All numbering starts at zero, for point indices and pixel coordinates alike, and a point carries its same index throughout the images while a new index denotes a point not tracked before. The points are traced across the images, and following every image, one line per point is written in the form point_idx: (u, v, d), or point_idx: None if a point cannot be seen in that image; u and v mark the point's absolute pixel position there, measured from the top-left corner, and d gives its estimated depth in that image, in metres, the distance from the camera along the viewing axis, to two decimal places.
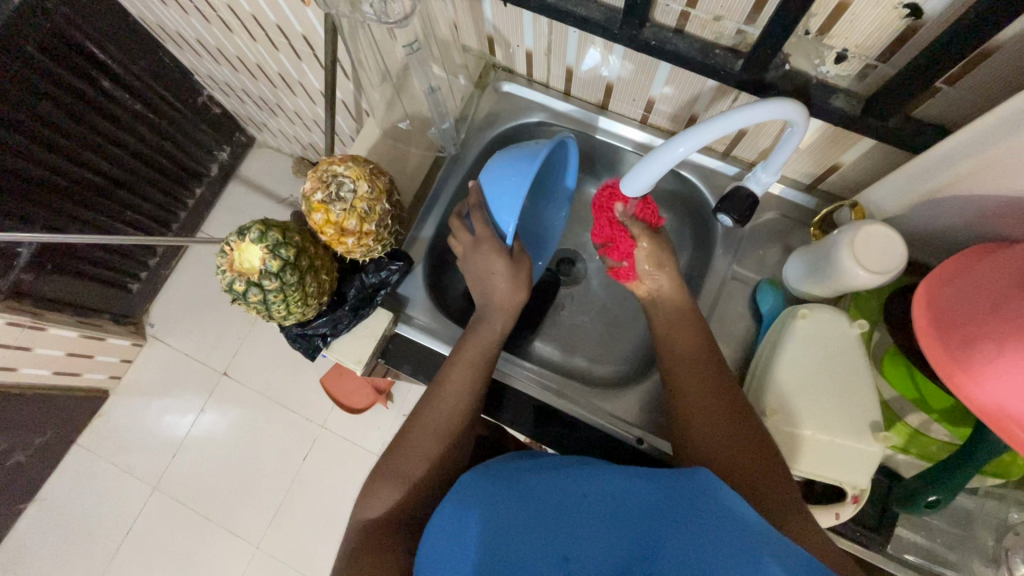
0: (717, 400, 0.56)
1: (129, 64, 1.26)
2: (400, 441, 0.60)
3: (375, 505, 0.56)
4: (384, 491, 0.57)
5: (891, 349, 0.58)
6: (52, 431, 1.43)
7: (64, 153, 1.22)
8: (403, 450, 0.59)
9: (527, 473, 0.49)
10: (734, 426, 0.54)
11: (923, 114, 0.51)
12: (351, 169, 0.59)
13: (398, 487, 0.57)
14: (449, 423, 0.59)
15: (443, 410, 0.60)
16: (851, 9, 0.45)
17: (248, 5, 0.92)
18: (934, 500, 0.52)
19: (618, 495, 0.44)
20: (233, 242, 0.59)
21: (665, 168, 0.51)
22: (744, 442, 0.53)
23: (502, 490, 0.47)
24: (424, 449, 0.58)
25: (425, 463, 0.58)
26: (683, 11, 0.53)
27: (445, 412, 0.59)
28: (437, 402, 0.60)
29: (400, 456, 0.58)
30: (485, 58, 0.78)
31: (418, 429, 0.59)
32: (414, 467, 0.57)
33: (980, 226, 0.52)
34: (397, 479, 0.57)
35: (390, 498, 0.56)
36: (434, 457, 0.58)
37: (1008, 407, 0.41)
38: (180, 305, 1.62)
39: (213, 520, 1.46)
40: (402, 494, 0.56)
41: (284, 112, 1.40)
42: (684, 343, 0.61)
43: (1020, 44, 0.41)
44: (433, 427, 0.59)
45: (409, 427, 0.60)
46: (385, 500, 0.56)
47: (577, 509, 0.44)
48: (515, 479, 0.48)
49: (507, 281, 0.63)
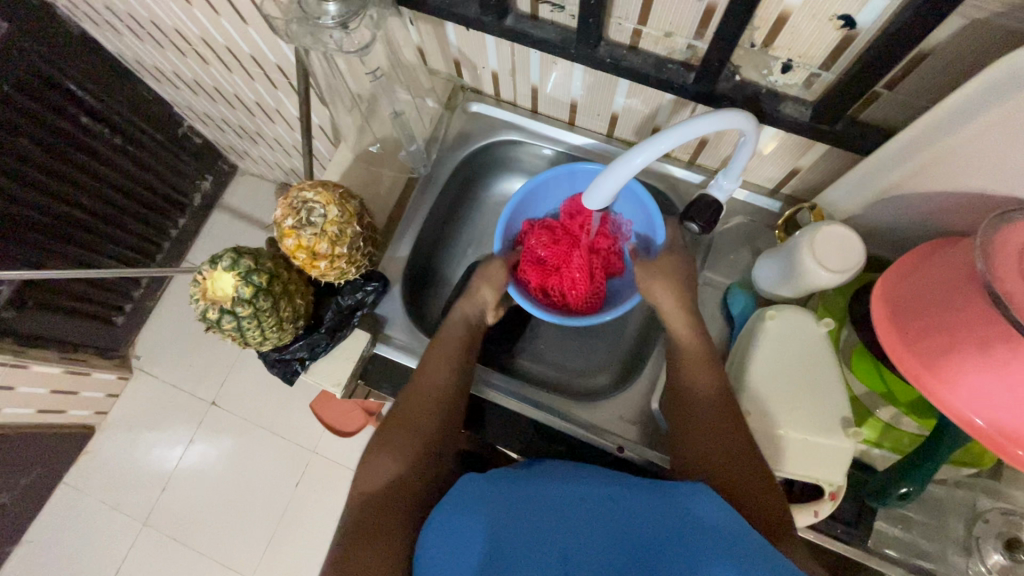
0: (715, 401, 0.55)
1: (108, 99, 1.27)
2: (396, 411, 0.59)
3: (374, 476, 0.55)
4: (384, 460, 0.56)
5: (858, 347, 0.59)
6: (37, 471, 1.40)
7: (44, 191, 1.22)
8: (400, 421, 0.58)
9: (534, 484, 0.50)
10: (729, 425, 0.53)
11: (868, 118, 0.54)
12: (320, 194, 0.60)
13: (398, 457, 0.56)
14: (443, 391, 0.60)
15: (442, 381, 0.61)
16: (789, 22, 0.47)
17: (221, 37, 0.94)
18: (906, 492, 0.53)
19: (615, 500, 0.46)
20: (206, 271, 0.60)
21: (625, 178, 0.52)
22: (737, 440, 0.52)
23: (504, 493, 0.49)
24: (421, 419, 0.58)
25: (423, 435, 0.58)
26: (636, 29, 0.55)
27: (441, 379, 0.61)
28: (431, 371, 0.61)
29: (399, 424, 0.58)
30: (453, 81, 0.80)
31: (415, 400, 0.59)
32: (413, 436, 0.57)
33: (931, 221, 0.54)
34: (396, 449, 0.56)
35: (390, 469, 0.55)
36: (432, 428, 0.58)
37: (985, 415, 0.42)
38: (166, 336, 1.61)
39: (205, 554, 1.43)
40: (402, 464, 0.56)
41: (264, 139, 1.42)
42: (683, 343, 0.61)
43: (947, 49, 0.44)
44: (432, 399, 0.60)
45: (403, 399, 0.60)
46: (385, 472, 0.55)
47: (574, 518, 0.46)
48: (520, 490, 0.49)
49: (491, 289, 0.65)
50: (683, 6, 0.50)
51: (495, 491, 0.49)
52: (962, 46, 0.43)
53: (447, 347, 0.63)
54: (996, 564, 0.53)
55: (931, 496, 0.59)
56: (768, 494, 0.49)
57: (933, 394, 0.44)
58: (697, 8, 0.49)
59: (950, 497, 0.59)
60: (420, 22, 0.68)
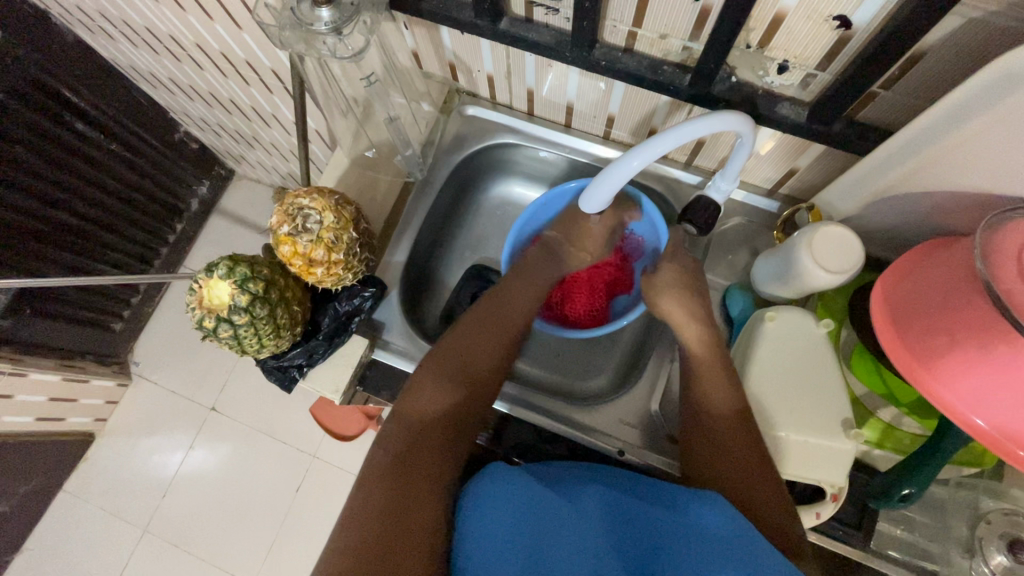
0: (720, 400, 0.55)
1: (103, 105, 1.27)
2: (460, 340, 0.60)
3: (435, 399, 0.56)
4: (449, 387, 0.57)
5: (857, 347, 0.58)
6: (37, 479, 1.40)
7: (40, 198, 1.22)
8: (466, 354, 0.59)
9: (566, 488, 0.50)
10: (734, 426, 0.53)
11: (865, 118, 0.54)
12: (316, 201, 0.59)
13: (464, 388, 0.57)
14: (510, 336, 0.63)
15: (510, 325, 0.64)
16: (784, 23, 0.47)
17: (215, 42, 0.94)
18: (908, 493, 0.53)
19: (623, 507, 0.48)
20: (202, 279, 0.59)
21: (622, 181, 0.52)
22: (742, 440, 0.53)
23: (538, 488, 0.50)
24: (488, 357, 0.60)
25: (489, 371, 0.59)
26: (630, 31, 0.55)
27: (510, 325, 0.64)
28: (502, 315, 0.64)
29: (466, 354, 0.59)
30: (448, 84, 0.79)
31: (483, 340, 0.61)
32: (479, 370, 0.59)
33: (929, 221, 0.54)
34: (461, 380, 0.58)
35: (454, 397, 0.56)
36: (496, 366, 0.60)
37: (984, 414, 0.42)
38: (165, 342, 1.61)
39: (206, 560, 1.42)
40: (467, 394, 0.57)
41: (260, 144, 1.41)
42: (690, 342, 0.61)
43: (944, 49, 0.43)
44: (497, 340, 0.62)
45: (469, 332, 0.61)
46: (447, 397, 0.56)
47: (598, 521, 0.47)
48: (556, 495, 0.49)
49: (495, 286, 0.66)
50: (677, 7, 0.50)
51: (528, 484, 0.50)
52: (959, 46, 0.43)
53: (520, 297, 0.66)
54: (999, 564, 0.52)
55: (933, 497, 0.59)
56: (770, 495, 0.50)
57: (933, 395, 0.44)
58: (692, 9, 0.49)
59: (952, 497, 0.58)
60: (414, 26, 0.68)
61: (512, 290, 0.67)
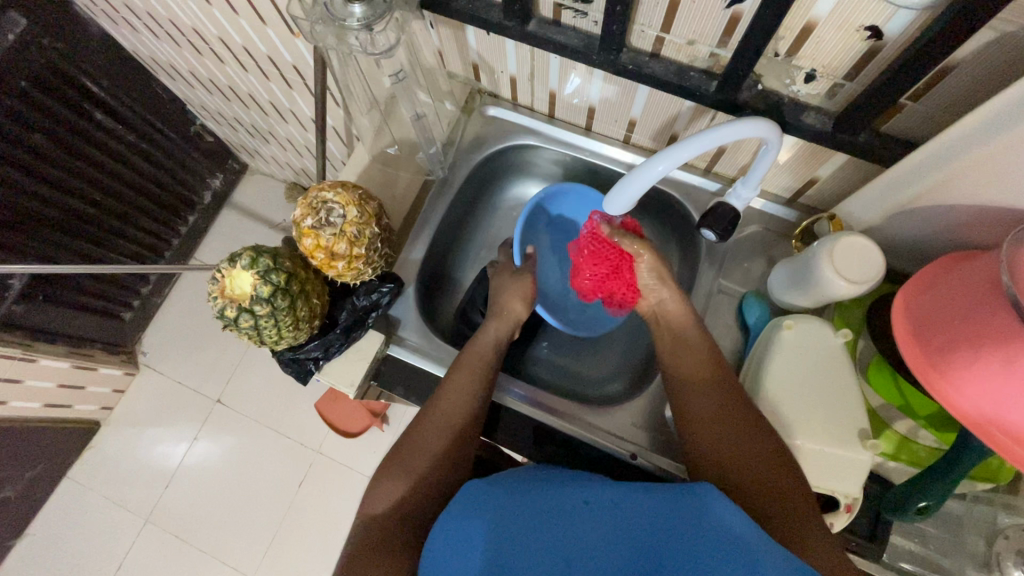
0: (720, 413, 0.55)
1: (122, 95, 1.28)
2: (410, 434, 0.59)
3: (381, 499, 0.56)
4: (390, 484, 0.56)
5: (875, 358, 0.59)
6: (42, 465, 1.40)
7: (58, 185, 1.23)
8: (409, 447, 0.58)
9: (532, 486, 0.50)
10: (738, 435, 0.52)
11: (891, 129, 0.54)
12: (340, 195, 0.60)
13: (405, 480, 0.56)
14: (457, 421, 0.59)
15: (455, 404, 0.59)
16: (815, 32, 0.47)
17: (238, 37, 0.95)
18: (925, 505, 0.53)
19: (613, 504, 0.46)
20: (224, 269, 0.60)
21: (646, 186, 0.53)
22: (737, 451, 0.52)
23: (502, 494, 0.49)
24: (429, 444, 0.58)
25: (429, 461, 0.57)
26: (658, 36, 0.55)
27: (457, 404, 0.59)
28: (447, 396, 0.60)
29: (409, 447, 0.58)
30: (471, 84, 0.80)
31: (426, 427, 0.59)
32: (419, 461, 0.57)
33: (953, 233, 0.54)
34: (404, 473, 0.57)
35: (396, 492, 0.56)
36: (439, 455, 0.57)
37: (1003, 427, 0.42)
38: (174, 332, 1.61)
39: (207, 552, 1.43)
40: (407, 488, 0.56)
41: (276, 139, 1.42)
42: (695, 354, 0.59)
43: (975, 62, 0.44)
44: (437, 424, 0.59)
45: (415, 425, 0.60)
46: (391, 495, 0.56)
47: (580, 516, 0.46)
48: (523, 490, 0.49)
49: (520, 300, 0.70)
50: (707, 14, 0.50)
51: (493, 491, 0.50)
52: (990, 61, 0.43)
53: (463, 374, 0.61)
54: None
55: (950, 511, 0.58)
56: (781, 506, 0.48)
57: (954, 409, 0.44)
58: (722, 17, 0.50)
59: (968, 512, 0.58)
60: (441, 25, 0.69)
61: (458, 369, 0.62)
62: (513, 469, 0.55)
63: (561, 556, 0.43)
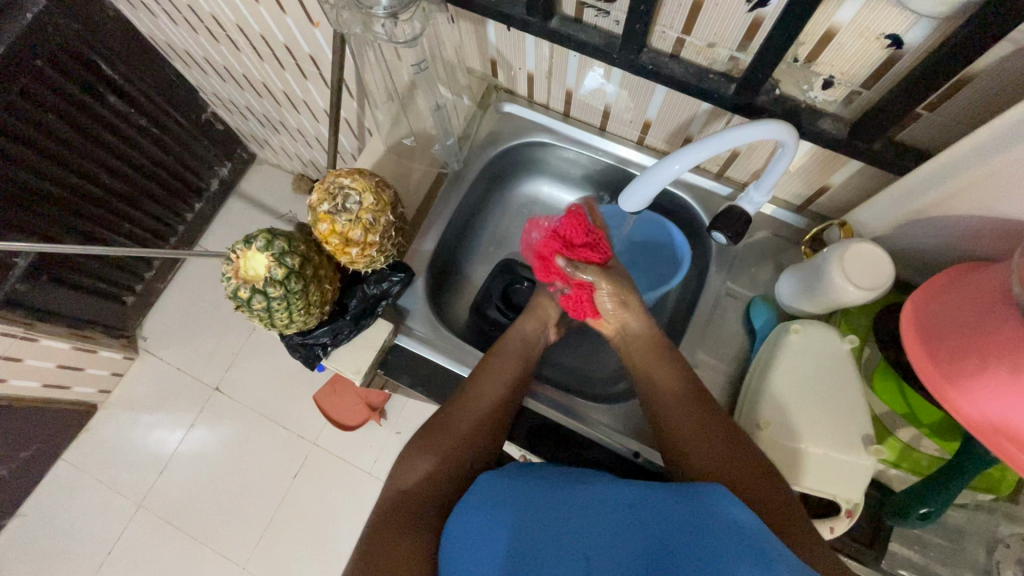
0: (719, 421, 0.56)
1: (135, 79, 1.28)
2: (442, 415, 0.60)
3: (407, 474, 0.57)
4: (418, 460, 0.57)
5: (881, 365, 0.59)
6: (37, 445, 1.40)
7: (66, 165, 1.23)
8: (441, 428, 0.59)
9: (549, 485, 0.50)
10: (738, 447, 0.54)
11: (906, 138, 0.54)
12: (357, 181, 0.60)
13: (433, 458, 0.57)
14: (490, 408, 0.60)
15: (489, 392, 0.61)
16: (836, 39, 0.48)
17: (256, 25, 0.95)
18: (926, 513, 0.54)
19: (633, 506, 0.45)
20: (239, 250, 0.60)
21: (660, 185, 0.53)
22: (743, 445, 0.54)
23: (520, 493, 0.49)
24: (461, 428, 0.59)
25: (460, 442, 0.58)
26: (679, 38, 0.56)
27: (492, 394, 0.61)
28: (484, 385, 0.61)
29: (441, 428, 0.59)
30: (488, 81, 0.81)
31: (461, 410, 0.60)
32: (448, 440, 0.58)
33: (963, 244, 0.55)
34: (431, 451, 0.58)
35: (423, 470, 0.57)
36: (467, 437, 0.59)
37: (1007, 433, 0.42)
38: (175, 319, 1.61)
39: (199, 539, 1.42)
40: (434, 465, 0.57)
41: (286, 129, 1.43)
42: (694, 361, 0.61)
43: (994, 74, 0.44)
44: (473, 409, 0.60)
45: (448, 406, 0.61)
46: (417, 472, 0.57)
47: (597, 514, 0.45)
48: (537, 486, 0.49)
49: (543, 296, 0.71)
50: (730, 17, 0.51)
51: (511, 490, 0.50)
52: (1008, 74, 0.44)
53: (499, 363, 0.63)
54: None
55: (951, 521, 0.59)
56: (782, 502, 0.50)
57: (958, 414, 0.45)
58: (743, 21, 0.50)
59: (969, 522, 0.58)
60: (462, 19, 0.69)
61: (495, 358, 0.64)
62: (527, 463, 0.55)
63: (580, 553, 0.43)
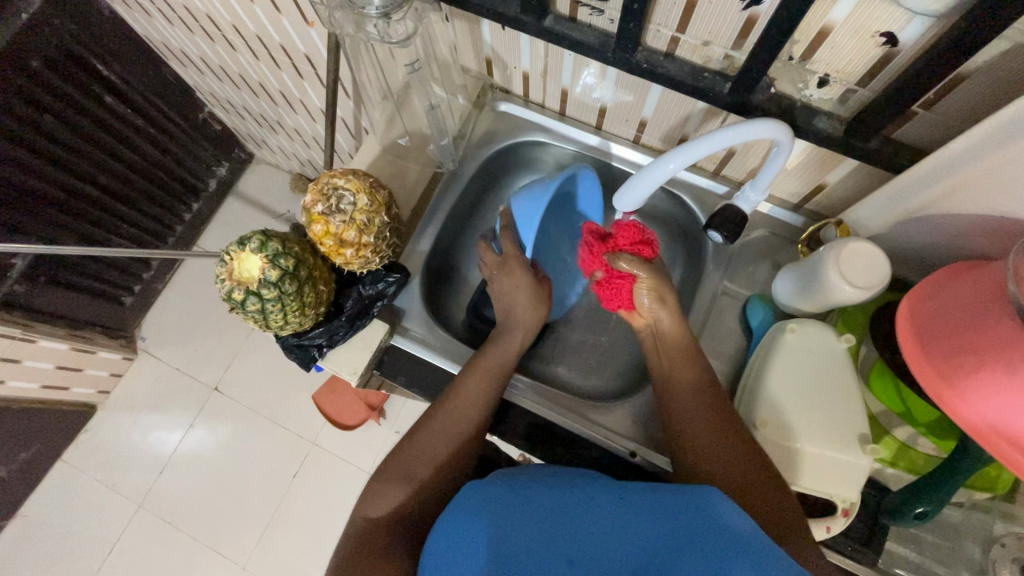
0: (712, 438, 0.55)
1: (131, 79, 1.28)
2: (415, 439, 0.60)
3: (379, 505, 0.56)
4: (390, 489, 0.56)
5: (876, 363, 0.59)
6: (36, 446, 1.40)
7: (63, 166, 1.23)
8: (414, 452, 0.59)
9: (538, 486, 0.49)
10: (725, 464, 0.52)
11: (902, 137, 0.54)
12: (351, 182, 0.60)
13: (405, 487, 0.56)
14: (462, 428, 0.59)
15: (462, 413, 0.60)
16: (831, 37, 0.48)
17: (251, 24, 0.95)
18: (923, 512, 0.53)
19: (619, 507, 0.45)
20: (233, 252, 0.60)
21: (656, 184, 0.53)
22: (721, 462, 0.53)
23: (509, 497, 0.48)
24: (433, 452, 0.58)
25: (433, 465, 0.58)
26: (674, 36, 0.56)
27: (463, 413, 0.60)
28: (456, 405, 0.60)
29: (413, 453, 0.59)
30: (483, 79, 0.80)
31: (432, 433, 0.59)
32: (422, 465, 0.57)
33: (959, 242, 0.54)
34: (404, 479, 0.57)
35: (395, 499, 0.56)
36: (442, 459, 0.58)
37: (1004, 431, 0.42)
38: (174, 319, 1.61)
39: (199, 539, 1.42)
40: (407, 494, 0.56)
41: (284, 129, 1.42)
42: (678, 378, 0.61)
43: (989, 72, 0.44)
44: (446, 431, 0.59)
45: (421, 429, 0.60)
46: (390, 501, 0.56)
47: (587, 516, 0.45)
48: (526, 490, 0.49)
49: (528, 294, 0.69)
50: (725, 15, 0.50)
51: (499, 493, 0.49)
52: (1003, 72, 0.44)
53: (472, 380, 0.62)
54: None
55: (947, 519, 0.59)
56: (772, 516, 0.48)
57: (955, 412, 0.45)
58: (738, 18, 0.50)
59: (965, 520, 0.58)
60: (456, 18, 0.69)
61: (468, 374, 0.63)
62: (514, 468, 0.54)
63: (562, 556, 0.43)
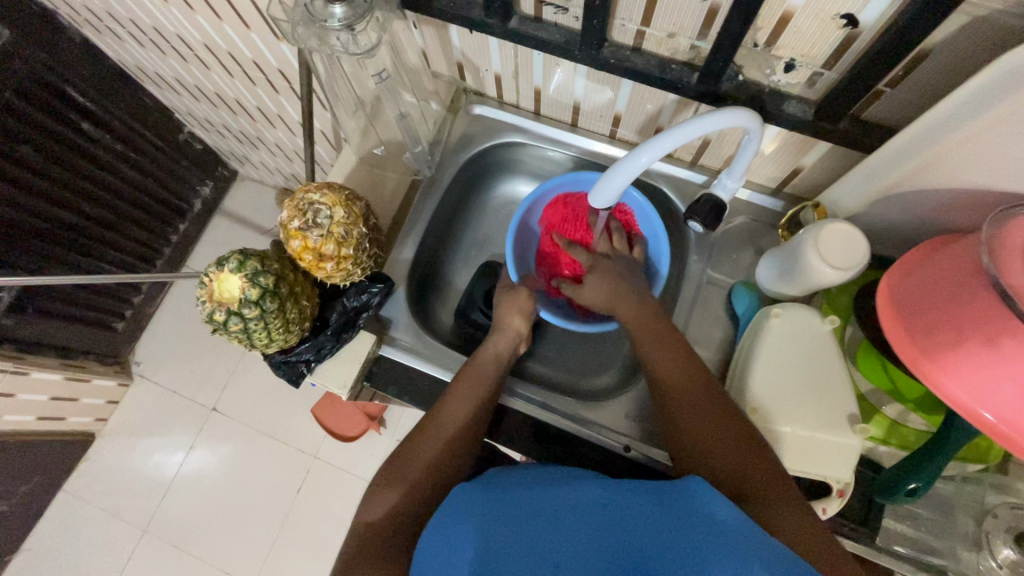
0: (714, 422, 0.54)
1: (107, 104, 1.27)
2: (409, 440, 0.59)
3: (372, 509, 0.55)
4: (382, 493, 0.56)
5: (863, 343, 0.59)
6: (36, 478, 1.40)
7: (43, 195, 1.22)
8: (407, 455, 0.58)
9: (528, 490, 0.49)
10: (725, 450, 0.52)
11: (870, 116, 0.55)
12: (326, 196, 0.60)
13: (398, 486, 0.56)
14: (456, 430, 0.59)
15: (455, 411, 0.60)
16: (793, 21, 0.48)
17: (223, 42, 0.94)
18: (914, 488, 0.54)
19: (608, 505, 0.45)
20: (212, 273, 0.60)
21: (630, 177, 0.52)
22: (715, 445, 0.53)
23: (497, 501, 0.48)
24: (425, 452, 0.58)
25: (425, 465, 0.57)
26: (639, 30, 0.56)
27: (456, 414, 0.60)
28: (450, 408, 0.60)
29: (404, 457, 0.58)
30: (456, 84, 0.80)
31: (427, 433, 0.59)
32: (416, 463, 0.57)
33: (935, 218, 0.55)
34: (399, 479, 0.56)
35: (389, 502, 0.55)
36: (432, 461, 0.57)
37: (986, 408, 0.42)
38: (167, 341, 1.61)
39: (205, 560, 1.42)
40: (399, 497, 0.55)
41: (265, 144, 1.42)
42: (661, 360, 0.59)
43: (951, 46, 0.44)
44: (438, 432, 0.59)
45: (416, 430, 0.60)
46: (383, 502, 0.55)
47: (578, 517, 0.45)
48: (513, 495, 0.49)
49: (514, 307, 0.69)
50: (687, 6, 0.50)
51: (488, 499, 0.49)
52: (966, 45, 0.44)
53: (466, 383, 0.62)
54: (1007, 558, 0.53)
55: (940, 493, 0.59)
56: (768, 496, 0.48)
57: (939, 390, 0.45)
58: (700, 8, 0.50)
59: (958, 494, 0.59)
60: (424, 24, 0.69)
61: (462, 377, 0.63)
62: (511, 471, 0.55)
63: (549, 559, 0.41)
